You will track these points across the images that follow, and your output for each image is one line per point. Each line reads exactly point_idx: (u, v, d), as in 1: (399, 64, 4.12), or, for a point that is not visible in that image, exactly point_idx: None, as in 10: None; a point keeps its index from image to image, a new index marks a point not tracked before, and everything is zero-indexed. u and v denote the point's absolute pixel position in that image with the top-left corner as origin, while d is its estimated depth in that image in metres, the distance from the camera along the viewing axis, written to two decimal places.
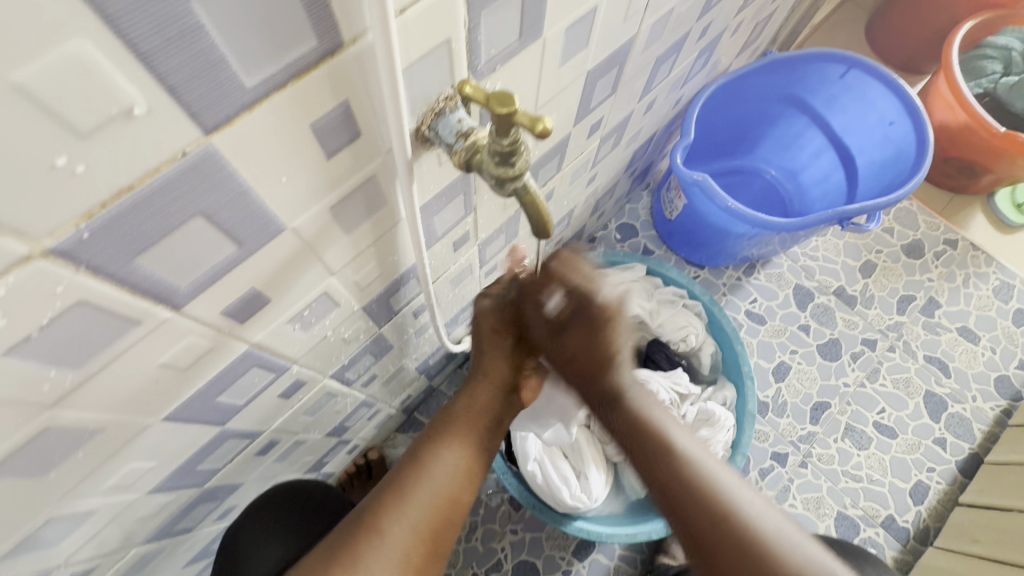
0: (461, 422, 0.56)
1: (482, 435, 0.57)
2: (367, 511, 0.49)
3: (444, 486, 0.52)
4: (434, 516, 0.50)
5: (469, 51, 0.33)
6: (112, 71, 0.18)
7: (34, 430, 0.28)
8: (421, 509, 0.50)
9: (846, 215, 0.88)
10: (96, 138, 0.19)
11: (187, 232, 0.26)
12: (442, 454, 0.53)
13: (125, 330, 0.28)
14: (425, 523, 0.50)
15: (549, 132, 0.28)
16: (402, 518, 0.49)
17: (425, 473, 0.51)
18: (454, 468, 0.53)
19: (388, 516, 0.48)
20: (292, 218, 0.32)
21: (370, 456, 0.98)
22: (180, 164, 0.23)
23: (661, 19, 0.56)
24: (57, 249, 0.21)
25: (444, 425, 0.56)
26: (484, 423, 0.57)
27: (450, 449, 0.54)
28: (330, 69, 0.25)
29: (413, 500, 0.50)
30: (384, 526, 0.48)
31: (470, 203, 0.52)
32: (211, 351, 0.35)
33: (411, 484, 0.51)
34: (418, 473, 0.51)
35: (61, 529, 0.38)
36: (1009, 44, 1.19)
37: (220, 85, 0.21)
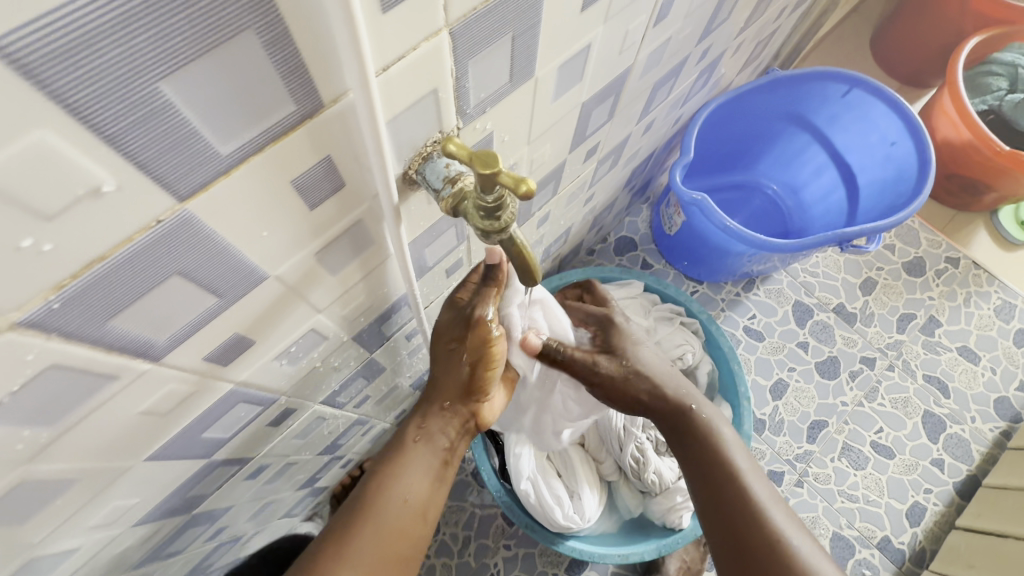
0: (411, 451, 0.56)
1: (434, 464, 0.56)
2: (315, 552, 0.50)
3: (394, 521, 0.52)
4: (387, 556, 0.50)
5: (457, 97, 0.33)
6: (77, 156, 0.18)
7: (9, 484, 0.28)
8: (370, 547, 0.50)
9: (846, 237, 0.87)
10: (62, 218, 0.19)
11: (163, 290, 0.26)
12: (392, 489, 0.53)
13: (102, 384, 0.27)
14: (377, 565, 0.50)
15: (533, 193, 0.27)
16: (349, 558, 0.49)
17: (374, 510, 0.52)
18: (405, 501, 0.53)
19: (335, 557, 0.49)
20: (275, 266, 0.31)
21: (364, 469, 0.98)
22: (153, 232, 0.22)
23: (659, 47, 0.55)
24: (26, 321, 0.21)
25: (393, 459, 0.55)
26: (433, 452, 0.56)
27: (399, 483, 0.53)
28: (311, 128, 0.25)
29: (359, 540, 0.50)
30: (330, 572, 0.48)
31: (462, 233, 0.51)
32: (194, 394, 0.35)
33: (359, 523, 0.51)
34: (366, 514, 0.51)
35: (43, 567, 0.38)
36: (1015, 60, 1.18)
37: (194, 156, 0.21)
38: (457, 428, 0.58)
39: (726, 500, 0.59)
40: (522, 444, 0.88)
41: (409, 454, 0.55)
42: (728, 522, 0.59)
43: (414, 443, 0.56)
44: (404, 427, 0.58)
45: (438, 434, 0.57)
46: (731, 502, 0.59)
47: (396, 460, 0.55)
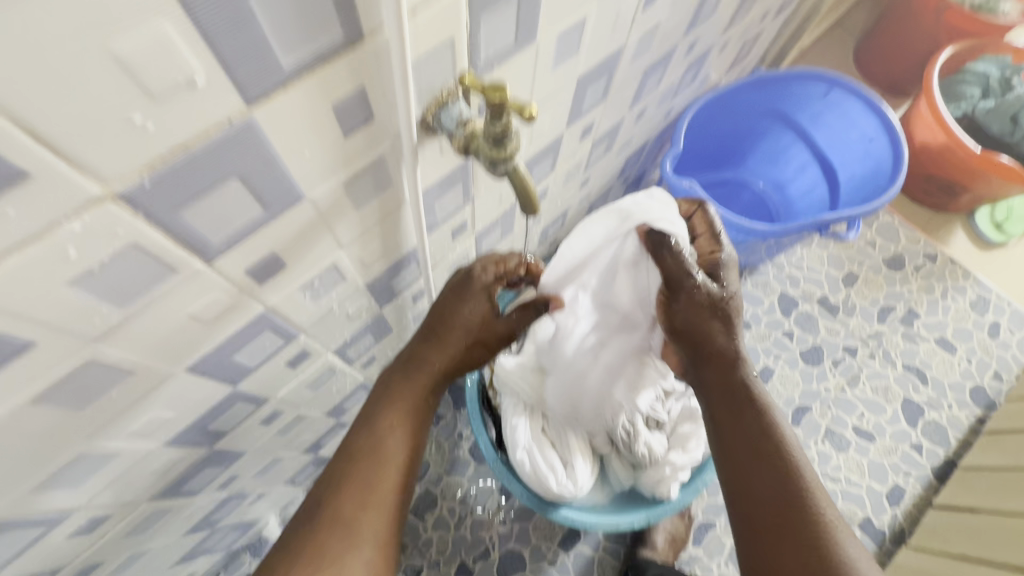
0: (402, 403, 0.56)
1: (422, 411, 0.57)
2: (325, 503, 0.52)
3: (396, 466, 0.55)
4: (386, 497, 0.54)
5: (470, 50, 0.38)
6: (183, 48, 0.23)
7: (80, 361, 0.32)
8: (381, 494, 0.53)
9: (825, 222, 0.93)
10: (163, 100, 0.24)
11: (223, 191, 0.31)
12: (389, 440, 0.55)
13: (165, 275, 0.32)
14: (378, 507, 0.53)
15: (535, 117, 0.33)
16: (363, 505, 0.52)
17: (375, 461, 0.54)
18: (402, 449, 0.55)
19: (350, 506, 0.52)
20: (310, 188, 0.36)
21: None
22: (224, 130, 0.27)
23: (647, 33, 0.61)
24: (122, 193, 0.26)
25: (377, 414, 0.55)
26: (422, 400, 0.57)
27: (395, 434, 0.55)
28: (352, 57, 0.30)
29: (368, 489, 0.53)
30: (348, 517, 0.52)
31: (468, 193, 0.56)
32: (232, 308, 0.40)
33: (365, 476, 0.53)
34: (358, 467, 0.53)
35: (86, 467, 0.42)
36: (987, 70, 1.25)
37: (263, 63, 0.26)
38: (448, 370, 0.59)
39: (774, 471, 0.55)
40: (518, 418, 0.91)
41: (392, 410, 0.55)
42: (772, 493, 0.55)
43: (402, 392, 0.57)
44: (385, 382, 0.57)
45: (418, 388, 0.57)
46: (780, 473, 0.55)
47: (386, 412, 0.55)
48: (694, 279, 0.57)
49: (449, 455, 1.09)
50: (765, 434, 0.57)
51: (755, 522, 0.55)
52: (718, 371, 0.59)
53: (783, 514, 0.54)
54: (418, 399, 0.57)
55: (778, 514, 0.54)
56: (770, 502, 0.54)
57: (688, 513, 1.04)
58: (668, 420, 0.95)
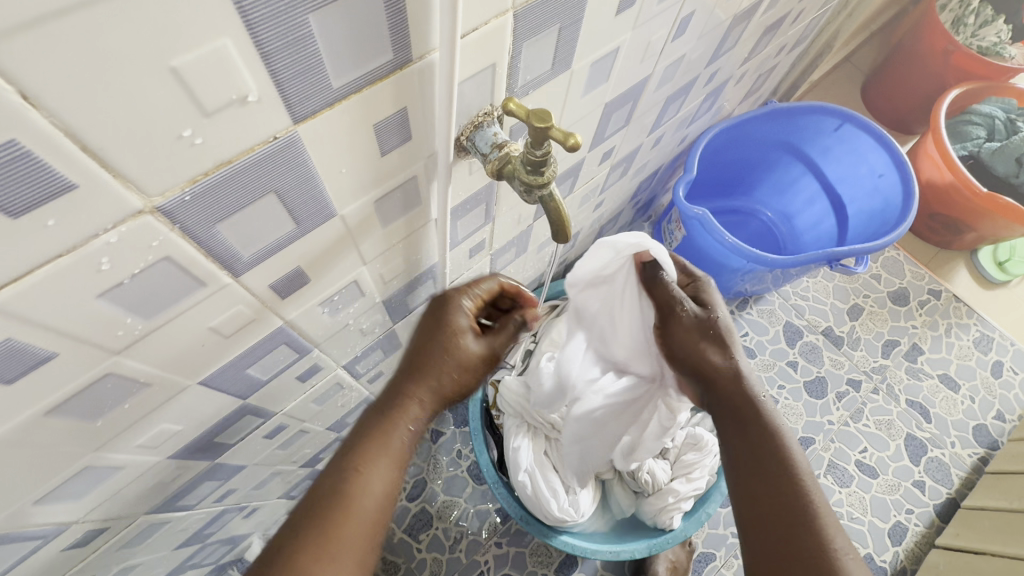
0: (391, 441, 0.50)
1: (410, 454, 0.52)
2: (291, 546, 0.45)
3: (371, 516, 0.48)
4: (363, 544, 0.47)
5: (509, 75, 0.38)
6: (241, 65, 0.22)
7: (98, 373, 0.31)
8: (350, 545, 0.46)
9: (835, 256, 0.93)
10: (215, 117, 0.23)
11: (258, 206, 0.30)
12: (369, 483, 0.48)
13: (193, 289, 0.31)
14: (356, 554, 0.46)
15: (579, 146, 0.32)
16: (326, 558, 0.45)
17: (351, 505, 0.47)
18: (383, 495, 0.49)
19: (314, 557, 0.44)
20: (343, 205, 0.36)
21: None
22: (270, 146, 0.27)
23: (674, 63, 0.61)
24: (164, 207, 0.25)
25: (376, 445, 0.50)
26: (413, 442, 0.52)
27: (377, 476, 0.49)
28: (400, 78, 0.30)
29: (337, 540, 0.46)
30: (310, 571, 0.44)
31: (490, 213, 0.56)
32: (252, 322, 0.39)
33: (336, 522, 0.46)
34: (343, 505, 0.47)
35: (91, 479, 0.40)
36: (993, 112, 1.27)
37: (315, 82, 0.26)
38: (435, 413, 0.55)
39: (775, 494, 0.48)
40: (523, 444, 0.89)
41: (394, 446, 0.50)
42: (777, 520, 0.47)
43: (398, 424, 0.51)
44: (390, 410, 0.52)
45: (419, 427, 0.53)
46: (787, 500, 0.48)
47: (370, 452, 0.49)
48: (682, 308, 0.55)
49: (447, 473, 1.07)
50: (770, 462, 0.50)
51: (759, 553, 0.48)
52: (719, 387, 0.53)
53: (789, 550, 0.46)
54: (406, 442, 0.51)
55: (784, 540, 0.46)
56: (774, 534, 0.47)
57: (689, 541, 1.02)
58: (672, 447, 0.95)
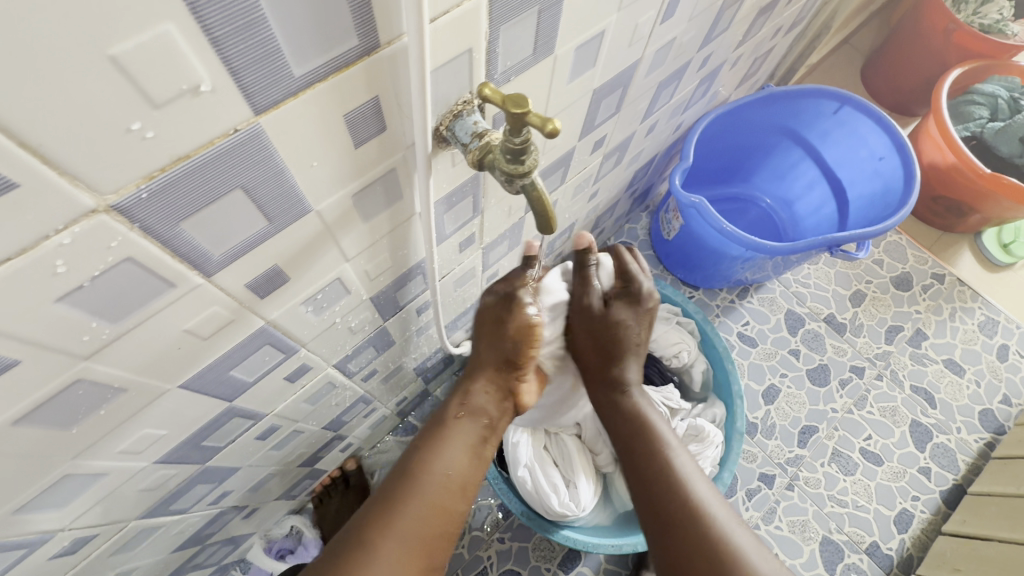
0: (452, 432, 0.57)
1: (476, 445, 0.58)
2: (367, 517, 0.50)
3: (441, 495, 0.53)
4: (430, 524, 0.51)
5: (487, 61, 0.37)
6: (188, 54, 0.21)
7: (67, 379, 0.30)
8: (415, 519, 0.51)
9: (835, 242, 0.91)
10: (165, 109, 0.22)
11: (225, 204, 0.29)
12: (434, 463, 0.54)
13: (161, 290, 0.30)
14: (424, 530, 0.51)
15: (557, 132, 0.31)
16: (391, 530, 0.49)
17: (416, 483, 0.53)
18: (446, 478, 0.54)
19: (379, 528, 0.49)
20: (317, 200, 0.35)
21: (347, 467, 0.98)
22: (231, 140, 0.26)
23: (664, 47, 0.60)
24: (118, 206, 0.24)
25: (439, 432, 0.57)
26: (474, 433, 0.59)
27: (441, 458, 0.55)
28: (368, 65, 0.29)
29: (402, 513, 0.50)
30: (376, 539, 0.48)
31: (478, 205, 0.55)
32: (231, 323, 0.38)
33: (403, 495, 0.52)
34: (413, 480, 0.53)
35: (73, 487, 0.40)
36: (995, 91, 1.23)
37: (275, 70, 0.25)
38: (498, 407, 0.61)
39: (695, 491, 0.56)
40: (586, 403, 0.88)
41: (454, 430, 0.57)
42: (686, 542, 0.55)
43: (462, 418, 0.59)
44: (449, 403, 0.60)
45: (480, 416, 0.59)
46: (689, 525, 0.55)
47: (441, 439, 0.57)
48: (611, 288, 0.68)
49: None
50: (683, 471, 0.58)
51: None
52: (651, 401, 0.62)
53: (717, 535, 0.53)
54: (471, 431, 0.58)
55: (697, 562, 0.53)
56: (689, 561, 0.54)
57: None
58: None
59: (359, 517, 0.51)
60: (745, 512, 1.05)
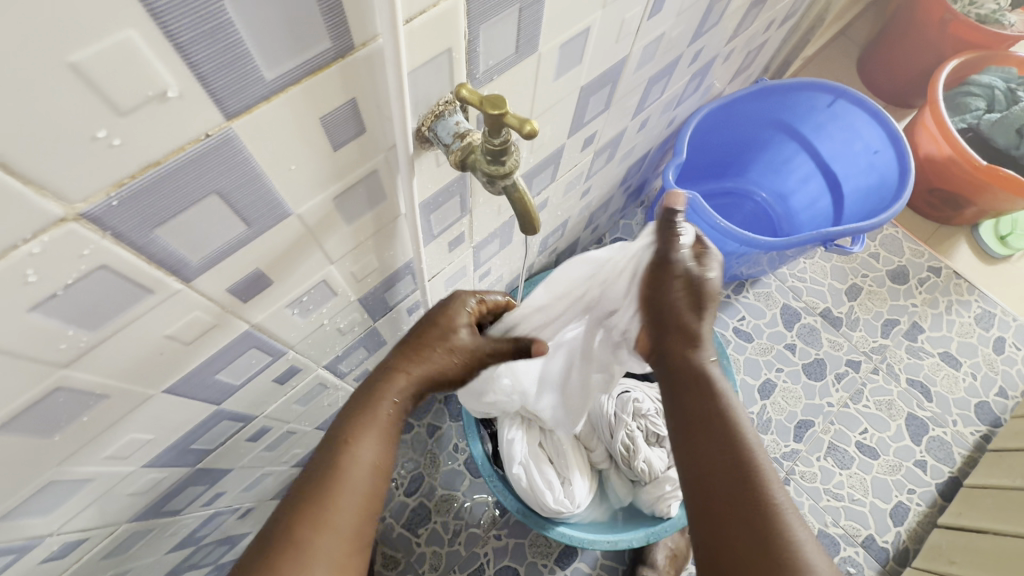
0: (373, 414, 0.51)
1: (396, 420, 0.53)
2: (282, 525, 0.44)
3: (367, 485, 0.48)
4: (358, 518, 0.47)
5: (468, 61, 0.36)
6: (153, 60, 0.21)
7: (46, 387, 0.30)
8: (348, 511, 0.46)
9: (830, 236, 0.91)
10: (132, 116, 0.22)
11: (200, 209, 0.28)
12: (360, 453, 0.48)
13: (139, 297, 0.30)
14: (353, 527, 0.46)
15: (535, 133, 0.31)
16: (323, 528, 0.44)
17: (343, 475, 0.47)
18: (372, 462, 0.49)
19: (308, 528, 0.44)
20: (298, 204, 0.34)
21: None
22: (202, 145, 0.25)
23: (652, 42, 0.59)
24: (89, 214, 0.24)
25: (362, 416, 0.51)
26: (398, 410, 0.53)
27: (367, 445, 0.49)
28: (342, 67, 0.28)
29: (333, 507, 0.45)
30: (309, 538, 0.44)
31: (466, 204, 0.54)
32: (214, 328, 0.38)
33: (326, 490, 0.46)
34: (336, 476, 0.47)
35: (60, 492, 0.40)
36: (992, 82, 1.23)
37: (245, 74, 0.24)
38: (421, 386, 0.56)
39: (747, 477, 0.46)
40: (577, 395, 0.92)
41: (380, 413, 0.51)
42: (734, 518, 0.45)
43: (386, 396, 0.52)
44: (371, 382, 0.54)
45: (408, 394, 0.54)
46: (749, 503, 0.45)
47: (364, 424, 0.50)
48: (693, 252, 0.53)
49: (443, 467, 1.06)
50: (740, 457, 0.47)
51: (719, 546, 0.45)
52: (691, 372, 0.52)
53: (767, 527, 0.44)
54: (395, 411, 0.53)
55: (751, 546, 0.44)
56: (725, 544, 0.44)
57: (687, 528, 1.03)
58: None
59: (276, 518, 0.45)
60: None
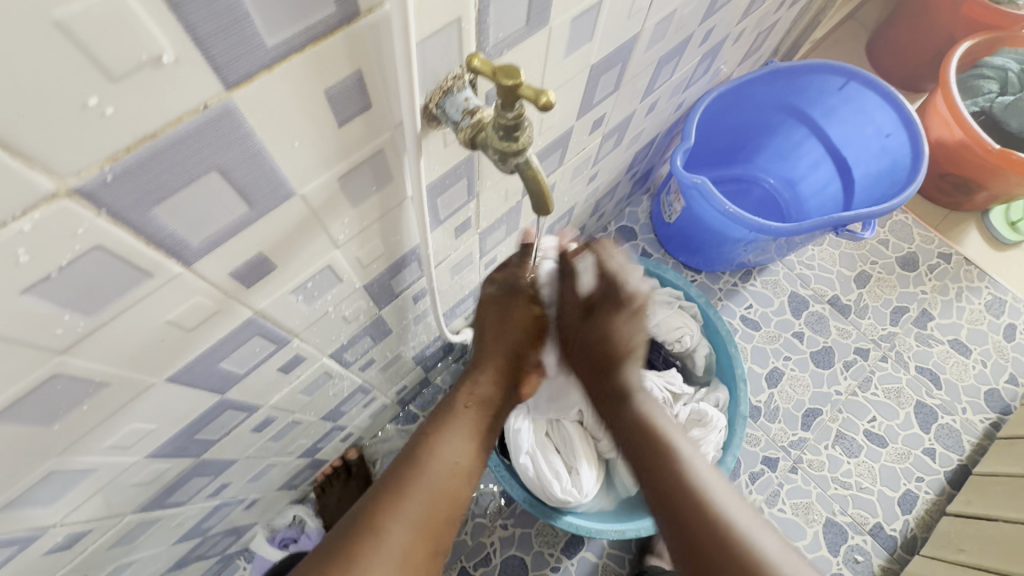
0: (458, 417, 0.57)
1: (479, 430, 0.58)
2: (368, 505, 0.50)
3: (444, 484, 0.53)
4: (432, 512, 0.51)
5: (478, 32, 0.35)
6: (145, 20, 0.19)
7: (43, 374, 0.29)
8: (421, 502, 0.51)
9: (841, 221, 0.89)
10: (124, 82, 0.21)
11: (201, 187, 0.27)
12: (440, 451, 0.54)
13: (137, 281, 0.29)
14: (425, 519, 0.50)
15: (551, 105, 0.29)
16: (399, 515, 0.49)
17: (422, 469, 0.53)
18: (452, 462, 0.54)
19: (388, 512, 0.49)
20: (301, 184, 0.33)
21: (349, 456, 0.97)
22: (201, 117, 0.24)
23: (664, 20, 0.57)
24: (81, 189, 0.22)
25: (445, 420, 0.57)
26: (480, 419, 0.59)
27: (447, 444, 0.55)
28: (347, 36, 0.27)
29: (416, 489, 0.51)
30: (384, 522, 0.48)
31: (473, 188, 0.53)
32: (216, 314, 0.36)
33: (410, 481, 0.52)
34: (417, 468, 0.52)
35: (61, 483, 0.39)
36: (1006, 64, 1.20)
37: (244, 39, 0.23)
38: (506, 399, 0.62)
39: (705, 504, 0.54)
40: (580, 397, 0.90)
41: (459, 417, 0.57)
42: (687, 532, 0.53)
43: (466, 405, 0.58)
44: (455, 391, 0.60)
45: (485, 402, 0.59)
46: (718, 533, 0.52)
47: (448, 426, 0.56)
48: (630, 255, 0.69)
49: None
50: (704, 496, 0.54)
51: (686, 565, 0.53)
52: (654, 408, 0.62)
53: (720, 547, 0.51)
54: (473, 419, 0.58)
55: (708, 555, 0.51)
56: (692, 536, 0.53)
57: None
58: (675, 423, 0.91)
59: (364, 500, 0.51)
60: (749, 495, 1.05)
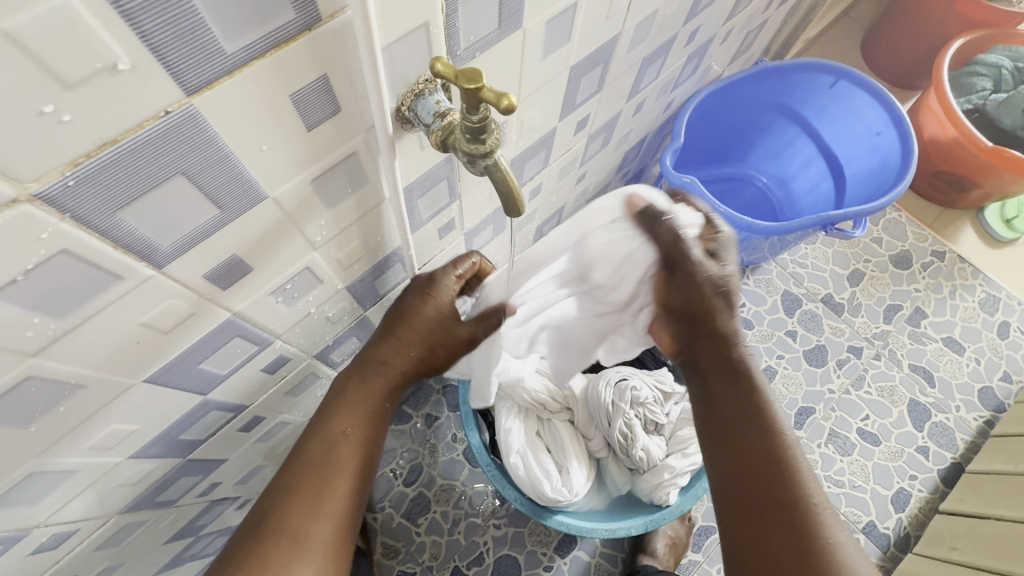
0: (365, 398, 0.51)
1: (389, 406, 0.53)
2: (275, 509, 0.45)
3: (356, 469, 0.49)
4: (351, 497, 0.48)
5: (448, 36, 0.35)
6: (98, 29, 0.20)
7: (17, 375, 0.30)
8: (337, 495, 0.47)
9: (831, 220, 0.89)
10: (81, 89, 0.21)
11: (167, 190, 0.28)
12: (349, 437, 0.49)
13: (107, 284, 0.29)
14: (345, 507, 0.47)
15: (513, 108, 0.29)
16: (317, 512, 0.46)
17: (332, 461, 0.48)
18: (365, 446, 0.50)
19: (305, 513, 0.45)
20: (273, 187, 0.33)
21: None
22: (162, 123, 0.24)
23: (646, 19, 0.58)
24: (44, 195, 0.23)
25: (348, 403, 0.50)
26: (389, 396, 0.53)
27: (355, 428, 0.50)
28: (310, 42, 0.27)
29: (329, 483, 0.47)
30: (302, 524, 0.45)
31: (455, 189, 0.53)
32: (192, 316, 0.37)
33: (321, 476, 0.47)
34: (325, 463, 0.48)
35: (42, 484, 0.39)
36: (999, 62, 1.20)
37: (202, 46, 0.23)
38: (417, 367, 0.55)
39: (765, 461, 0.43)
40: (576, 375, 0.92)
41: (366, 399, 0.51)
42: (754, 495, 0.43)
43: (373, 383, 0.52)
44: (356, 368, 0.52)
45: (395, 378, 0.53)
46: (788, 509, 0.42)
47: (352, 410, 0.50)
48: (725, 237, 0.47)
49: (442, 457, 1.06)
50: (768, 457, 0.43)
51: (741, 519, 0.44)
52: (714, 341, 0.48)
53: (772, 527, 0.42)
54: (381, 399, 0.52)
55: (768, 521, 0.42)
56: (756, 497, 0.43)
57: (688, 516, 1.02)
58: (667, 423, 0.92)
59: (260, 503, 0.46)
60: None
